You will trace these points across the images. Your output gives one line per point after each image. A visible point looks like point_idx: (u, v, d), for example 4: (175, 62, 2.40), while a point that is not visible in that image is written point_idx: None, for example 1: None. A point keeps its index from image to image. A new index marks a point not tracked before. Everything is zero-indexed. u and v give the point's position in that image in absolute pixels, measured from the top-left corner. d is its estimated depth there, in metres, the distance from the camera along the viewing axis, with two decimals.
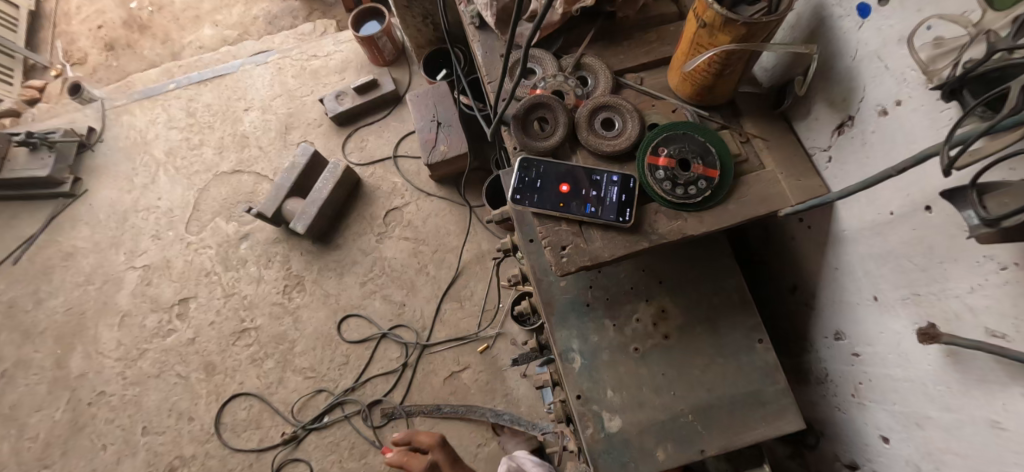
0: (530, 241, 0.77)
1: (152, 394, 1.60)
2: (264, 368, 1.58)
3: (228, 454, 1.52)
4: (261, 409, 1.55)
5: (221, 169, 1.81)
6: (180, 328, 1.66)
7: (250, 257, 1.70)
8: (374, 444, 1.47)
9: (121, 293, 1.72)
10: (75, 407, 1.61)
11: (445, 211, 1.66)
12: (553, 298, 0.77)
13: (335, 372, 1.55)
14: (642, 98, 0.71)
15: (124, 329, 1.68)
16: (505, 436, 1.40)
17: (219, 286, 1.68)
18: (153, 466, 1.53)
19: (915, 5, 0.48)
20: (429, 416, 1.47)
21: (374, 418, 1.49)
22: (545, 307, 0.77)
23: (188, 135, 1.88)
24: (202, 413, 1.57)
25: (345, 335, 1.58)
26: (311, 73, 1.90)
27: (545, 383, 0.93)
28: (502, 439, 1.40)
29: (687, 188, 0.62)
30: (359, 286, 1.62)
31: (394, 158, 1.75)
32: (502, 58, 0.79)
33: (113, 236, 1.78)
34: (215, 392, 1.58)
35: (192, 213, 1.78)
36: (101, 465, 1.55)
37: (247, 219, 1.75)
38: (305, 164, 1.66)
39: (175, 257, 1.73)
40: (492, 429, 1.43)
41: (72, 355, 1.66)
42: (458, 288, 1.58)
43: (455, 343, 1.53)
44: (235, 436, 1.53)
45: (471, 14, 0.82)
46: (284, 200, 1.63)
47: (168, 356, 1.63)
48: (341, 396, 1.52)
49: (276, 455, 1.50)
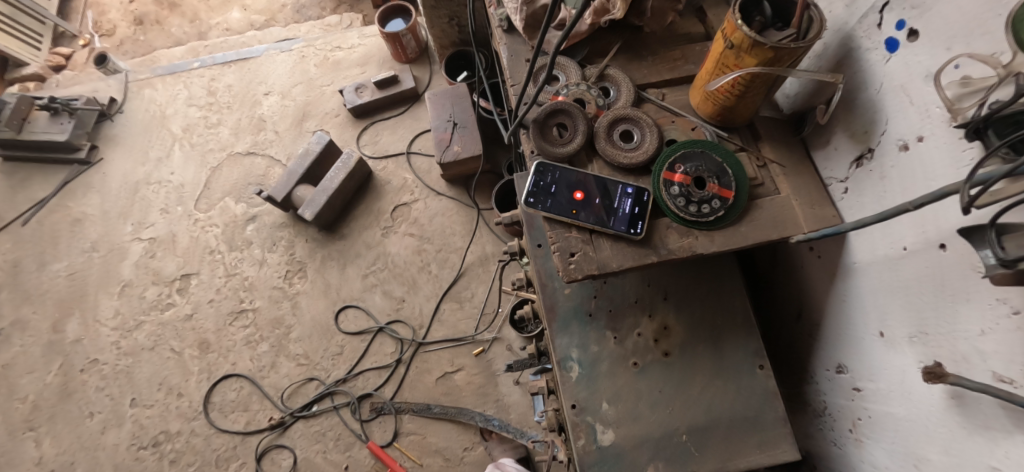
0: (538, 246, 0.76)
1: (144, 367, 1.60)
2: (258, 351, 1.58)
3: (214, 434, 1.51)
4: (250, 392, 1.54)
5: (234, 150, 1.83)
6: (178, 304, 1.66)
7: (255, 239, 1.71)
8: (359, 437, 1.46)
9: (124, 264, 1.72)
10: (67, 372, 1.61)
11: (452, 211, 1.67)
12: (556, 304, 0.77)
13: (328, 361, 1.55)
14: (662, 114, 0.71)
15: (123, 299, 1.68)
16: (492, 442, 1.39)
17: (221, 266, 1.69)
18: (137, 439, 1.53)
19: (944, 43, 0.48)
20: (418, 414, 1.46)
21: (363, 411, 1.49)
22: (547, 313, 0.77)
23: (207, 113, 1.89)
24: (191, 390, 1.56)
25: (342, 326, 1.58)
26: (333, 64, 1.92)
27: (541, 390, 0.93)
28: (489, 445, 1.39)
29: (701, 206, 0.62)
30: (360, 278, 1.63)
31: (407, 154, 1.76)
32: (526, 62, 0.79)
33: (122, 206, 1.79)
34: (207, 371, 1.58)
35: (202, 190, 1.79)
36: (86, 433, 1.55)
37: (256, 201, 1.76)
38: (318, 152, 1.67)
39: (181, 233, 1.74)
40: (480, 434, 1.42)
41: (70, 320, 1.67)
42: (458, 290, 1.58)
43: (450, 344, 1.53)
44: (222, 416, 1.53)
45: (500, 17, 0.82)
46: (295, 185, 1.64)
47: (164, 330, 1.64)
48: (331, 386, 1.52)
49: (260, 440, 1.49)
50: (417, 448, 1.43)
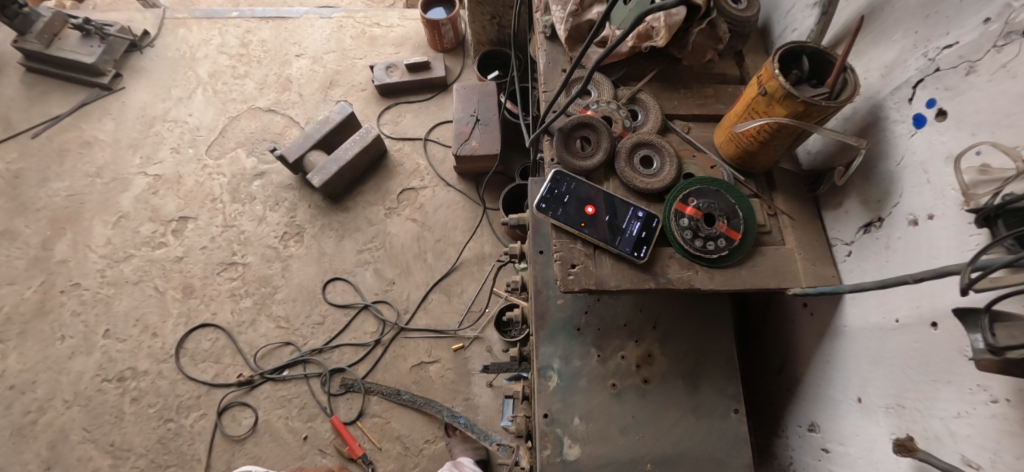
0: (539, 252, 0.77)
1: (124, 300, 1.60)
2: (240, 305, 1.58)
3: (180, 380, 1.51)
4: (225, 345, 1.54)
5: (256, 104, 1.83)
6: (170, 245, 1.65)
7: (259, 195, 1.71)
8: (324, 410, 1.46)
9: (125, 195, 1.72)
10: (47, 291, 1.60)
11: (458, 204, 1.67)
12: (547, 312, 0.77)
13: (307, 329, 1.55)
14: (685, 146, 0.72)
15: (117, 229, 1.68)
16: (454, 439, 1.39)
17: (221, 215, 1.69)
18: (103, 370, 1.52)
19: (970, 129, 0.49)
20: (386, 398, 1.46)
21: (332, 385, 1.48)
22: (537, 320, 0.77)
23: (236, 63, 1.90)
24: (166, 332, 1.56)
25: (328, 297, 1.58)
26: (369, 39, 1.93)
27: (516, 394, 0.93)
28: (451, 441, 1.39)
29: (706, 242, 0.63)
30: (355, 253, 1.63)
31: (425, 141, 1.77)
32: (562, 72, 0.80)
33: (134, 138, 1.79)
34: (186, 316, 1.58)
35: (216, 137, 1.79)
36: (54, 354, 1.54)
37: (268, 158, 1.76)
38: (338, 121, 1.68)
39: (188, 175, 1.74)
40: (443, 429, 1.42)
41: (60, 240, 1.66)
42: (449, 283, 1.58)
43: (431, 335, 1.53)
44: (192, 364, 1.52)
45: (545, 24, 0.83)
46: (308, 150, 1.65)
47: (151, 268, 1.63)
48: (305, 353, 1.51)
49: (225, 394, 1.49)
50: (379, 432, 1.43)
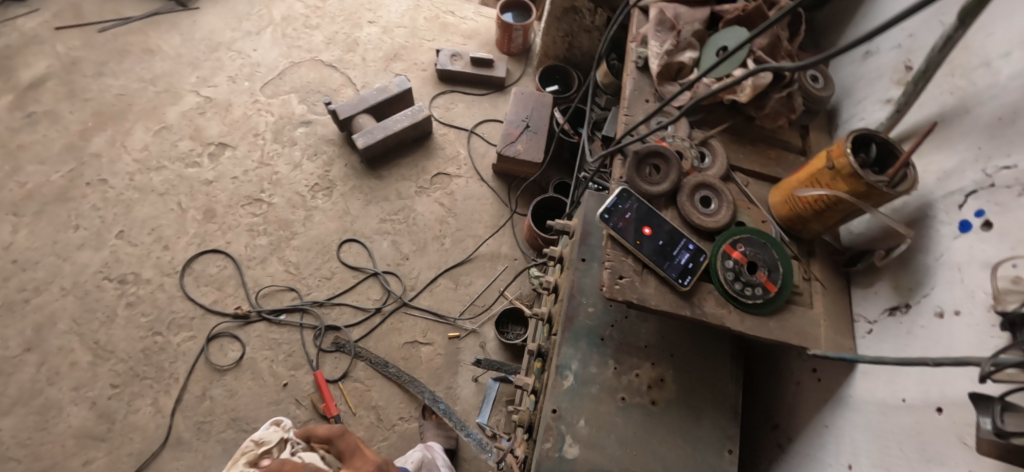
0: (582, 259, 0.83)
1: (145, 207, 1.62)
2: (256, 241, 1.61)
3: (179, 297, 1.52)
4: (230, 275, 1.56)
5: (319, 57, 1.89)
6: (204, 167, 1.68)
7: (300, 141, 1.75)
8: (310, 363, 1.46)
9: (172, 108, 1.75)
10: (73, 179, 1.63)
11: (486, 200, 1.72)
12: (574, 316, 0.81)
13: (313, 281, 1.56)
14: (741, 197, 0.77)
15: (157, 138, 1.71)
16: (428, 421, 1.39)
17: (259, 151, 1.72)
18: (107, 269, 1.53)
19: (1012, 243, 0.54)
20: (373, 366, 1.46)
21: (324, 341, 1.49)
22: (564, 321, 0.81)
23: (311, 14, 1.97)
24: (178, 248, 1.58)
25: (341, 255, 1.60)
26: (441, 25, 2.02)
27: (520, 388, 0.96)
28: (424, 424, 1.39)
29: (745, 287, 0.67)
30: (378, 220, 1.66)
31: (470, 133, 1.83)
32: (645, 102, 0.86)
33: (195, 57, 1.83)
34: (200, 237, 1.60)
35: (274, 78, 1.83)
36: (63, 241, 1.55)
37: (318, 110, 1.81)
38: (395, 92, 1.73)
39: (237, 106, 1.78)
40: (419, 411, 1.42)
41: (99, 134, 1.69)
42: (459, 272, 1.61)
43: (431, 317, 1.54)
44: (195, 285, 1.54)
45: (638, 54, 0.89)
46: (360, 112, 1.70)
47: (179, 183, 1.66)
48: (306, 303, 1.53)
49: (218, 323, 1.50)
50: (357, 398, 1.42)
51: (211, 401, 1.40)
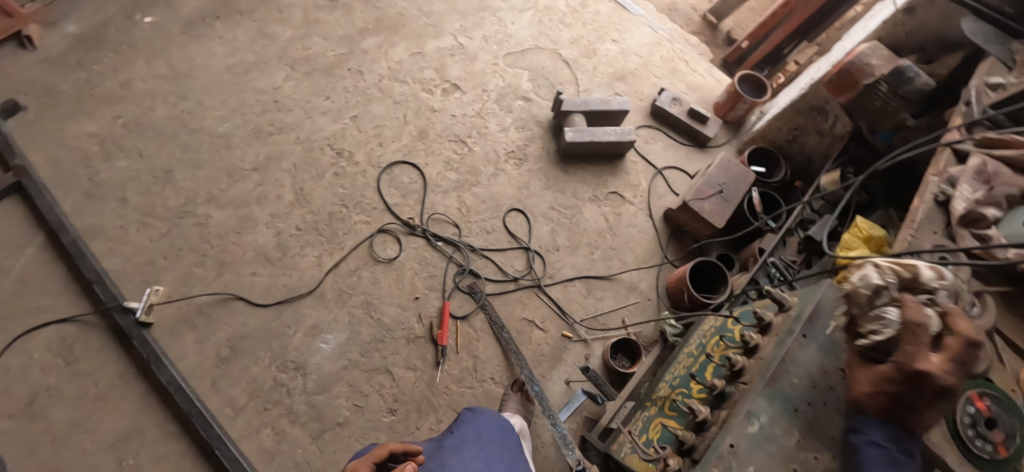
0: (802, 335, 0.96)
1: (378, 106, 1.94)
2: (446, 174, 1.82)
3: (371, 187, 1.77)
4: (415, 191, 1.78)
5: (560, 51, 2.19)
6: (435, 96, 1.99)
7: (515, 110, 1.99)
8: (442, 291, 1.61)
9: (431, 41, 2.12)
10: (341, 61, 2.02)
11: (647, 237, 1.78)
12: (778, 381, 0.93)
13: (473, 228, 1.73)
14: (995, 357, 0.94)
15: (411, 58, 2.06)
16: (511, 395, 1.44)
17: (480, 104, 1.99)
18: (333, 139, 1.86)
19: None
20: (491, 322, 1.57)
21: (461, 281, 1.64)
22: (766, 379, 0.93)
23: (568, 15, 2.32)
24: (388, 150, 1.85)
25: (505, 220, 1.76)
26: (673, 69, 2.24)
27: (682, 415, 1.10)
28: (510, 396, 1.44)
29: (980, 436, 0.85)
30: (548, 205, 1.80)
31: (656, 172, 1.91)
32: (933, 233, 1.07)
33: (466, 10, 2.23)
34: (407, 149, 1.86)
35: (516, 51, 2.16)
36: (315, 104, 1.92)
37: (540, 91, 2.06)
38: (615, 109, 1.87)
39: (480, 61, 2.10)
40: (509, 383, 1.50)
41: (373, 37, 2.09)
42: (596, 284, 1.68)
43: (554, 310, 1.63)
44: (387, 184, 1.78)
45: (942, 192, 1.10)
46: (577, 112, 1.85)
47: (411, 99, 1.97)
48: (462, 243, 1.69)
49: (389, 222, 1.72)
50: (466, 341, 1.55)
51: (358, 278, 1.61)
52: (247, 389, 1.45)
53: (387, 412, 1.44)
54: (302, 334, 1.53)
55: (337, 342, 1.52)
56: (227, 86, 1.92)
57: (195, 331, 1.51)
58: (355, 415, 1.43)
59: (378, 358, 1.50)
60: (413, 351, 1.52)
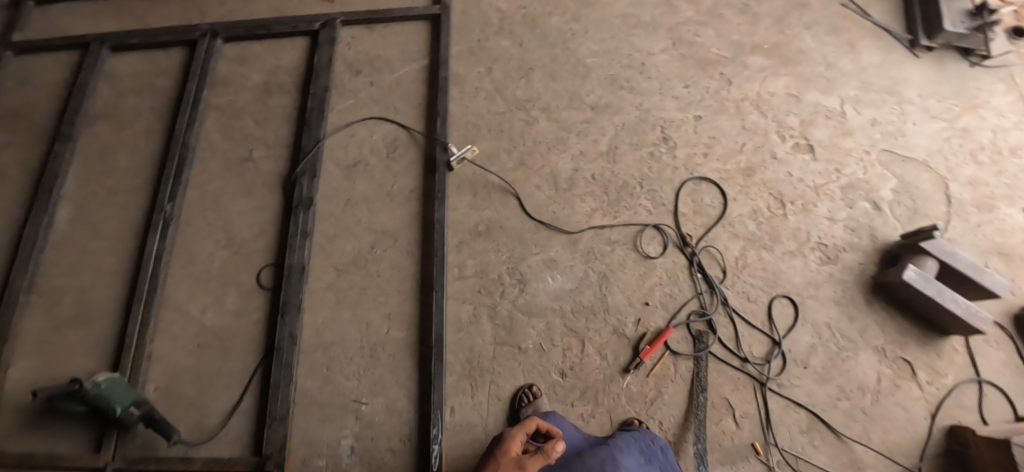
0: None
1: (723, 120, 1.80)
2: (746, 221, 1.66)
3: (671, 185, 1.71)
4: (706, 216, 1.67)
5: (956, 182, 1.73)
6: (783, 145, 1.77)
7: (859, 210, 1.69)
8: (671, 317, 1.55)
9: (818, 87, 1.85)
10: (719, 60, 1.90)
11: (913, 431, 1.44)
12: None
13: (737, 286, 1.59)
14: None
15: (786, 92, 1.84)
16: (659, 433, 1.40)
17: (825, 179, 1.72)
18: (666, 123, 1.80)
19: None
20: (694, 377, 1.49)
21: (694, 322, 1.55)
22: None
23: (1001, 150, 1.78)
24: (706, 165, 1.74)
25: (774, 301, 1.57)
26: None
27: None
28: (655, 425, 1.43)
29: None
30: (826, 318, 1.56)
31: (978, 382, 1.49)
32: None
33: (879, 74, 1.89)
34: (725, 176, 1.72)
35: (903, 150, 1.77)
36: (672, 83, 1.88)
37: (901, 207, 1.70)
38: (985, 284, 1.48)
39: (854, 137, 1.78)
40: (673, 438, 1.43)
41: (764, 51, 1.92)
42: (819, 429, 1.44)
43: (761, 416, 1.45)
44: (686, 194, 1.70)
45: None
46: (935, 258, 1.51)
47: (759, 131, 1.78)
48: (720, 290, 1.58)
49: (668, 225, 1.66)
50: (662, 373, 1.49)
51: (610, 250, 1.64)
52: (476, 266, 1.63)
53: (557, 370, 1.49)
54: (540, 259, 1.63)
55: (561, 285, 1.60)
56: (613, 28, 1.99)
57: (472, 197, 1.72)
58: (535, 353, 1.51)
59: (582, 324, 1.55)
60: (612, 342, 1.52)
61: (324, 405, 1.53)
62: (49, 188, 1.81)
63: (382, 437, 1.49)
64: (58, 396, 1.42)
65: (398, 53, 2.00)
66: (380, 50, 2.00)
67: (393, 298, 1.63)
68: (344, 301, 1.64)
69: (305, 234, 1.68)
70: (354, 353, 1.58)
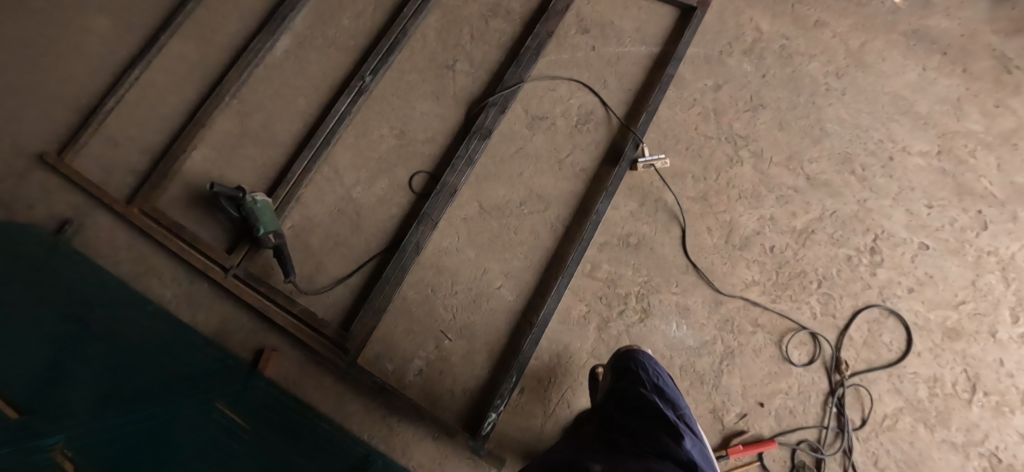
0: None
1: (952, 264, 1.50)
2: (917, 382, 1.42)
3: (851, 302, 1.48)
4: (875, 354, 1.44)
5: None
6: (1008, 326, 1.45)
7: None
8: (778, 431, 1.41)
9: None
10: (984, 195, 1.56)
11: None
12: None
13: (867, 441, 1.39)
14: None
15: None
16: None
17: None
18: (883, 235, 1.53)
19: None
20: None
21: (800, 450, 1.39)
22: None
23: None
24: (904, 302, 1.48)
25: None
26: None
27: None
28: None
29: None
30: None
31: None
32: None
33: None
34: (921, 324, 1.46)
35: None
36: (914, 194, 1.56)
37: None
38: None
39: None
40: None
41: None
42: None
43: None
44: (864, 320, 1.47)
45: None
46: None
47: (988, 296, 1.48)
48: (846, 435, 1.39)
49: (826, 339, 1.46)
50: None
51: (750, 331, 1.48)
52: (609, 273, 1.56)
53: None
54: (674, 302, 1.52)
55: (682, 336, 1.49)
56: (879, 98, 1.66)
57: (637, 206, 1.61)
58: None
59: (683, 385, 1.46)
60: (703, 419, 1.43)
61: (415, 322, 1.59)
62: (282, 11, 1.93)
63: (451, 377, 1.54)
64: (229, 198, 1.62)
65: (633, 29, 1.82)
66: (616, 16, 1.83)
67: (518, 260, 1.61)
68: (472, 242, 1.64)
69: (469, 160, 1.65)
70: (459, 293, 1.60)
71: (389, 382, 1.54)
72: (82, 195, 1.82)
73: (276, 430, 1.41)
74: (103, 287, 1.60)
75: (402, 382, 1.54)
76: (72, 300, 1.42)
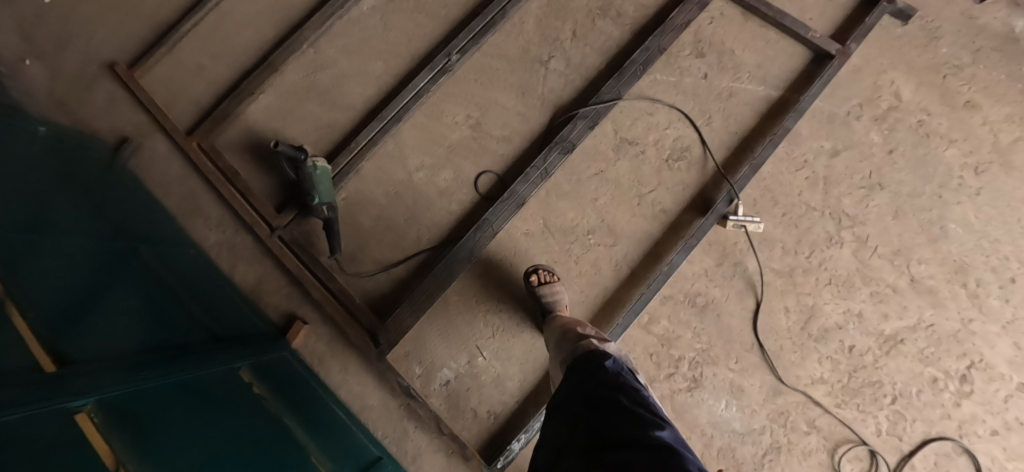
0: None
1: None
2: None
3: (923, 428, 1.35)
4: None
5: None
6: None
7: None
8: None
9: None
10: None
11: None
12: None
13: None
14: None
15: None
16: None
17: None
18: (980, 364, 1.37)
19: None
20: None
21: None
22: None
23: None
24: (984, 443, 1.34)
25: None
26: None
27: None
28: None
29: None
30: None
31: None
32: None
33: None
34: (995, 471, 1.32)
35: None
36: None
37: None
38: None
39: None
40: None
41: None
42: None
43: None
44: (933, 451, 1.34)
45: None
46: None
47: None
48: None
49: (885, 461, 1.34)
50: None
51: (804, 431, 1.37)
52: (667, 331, 1.45)
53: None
54: (729, 379, 1.41)
55: (729, 417, 1.39)
56: (1017, 208, 1.46)
57: (714, 265, 1.47)
58: None
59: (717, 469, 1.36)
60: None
61: (451, 330, 1.51)
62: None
63: (478, 395, 1.47)
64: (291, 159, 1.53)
65: (755, 64, 1.62)
66: (738, 45, 1.64)
67: (572, 292, 1.50)
68: (528, 260, 1.53)
69: (544, 173, 1.53)
70: (503, 310, 1.51)
71: (414, 385, 1.48)
72: (150, 117, 1.80)
73: (305, 413, 1.31)
74: (151, 227, 1.51)
75: (427, 388, 1.48)
76: (121, 233, 1.31)
